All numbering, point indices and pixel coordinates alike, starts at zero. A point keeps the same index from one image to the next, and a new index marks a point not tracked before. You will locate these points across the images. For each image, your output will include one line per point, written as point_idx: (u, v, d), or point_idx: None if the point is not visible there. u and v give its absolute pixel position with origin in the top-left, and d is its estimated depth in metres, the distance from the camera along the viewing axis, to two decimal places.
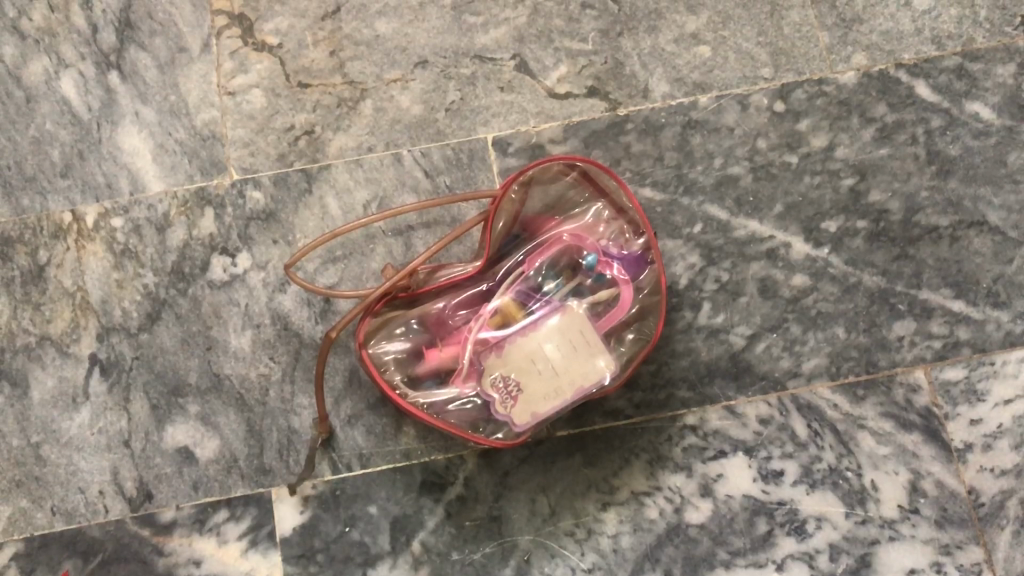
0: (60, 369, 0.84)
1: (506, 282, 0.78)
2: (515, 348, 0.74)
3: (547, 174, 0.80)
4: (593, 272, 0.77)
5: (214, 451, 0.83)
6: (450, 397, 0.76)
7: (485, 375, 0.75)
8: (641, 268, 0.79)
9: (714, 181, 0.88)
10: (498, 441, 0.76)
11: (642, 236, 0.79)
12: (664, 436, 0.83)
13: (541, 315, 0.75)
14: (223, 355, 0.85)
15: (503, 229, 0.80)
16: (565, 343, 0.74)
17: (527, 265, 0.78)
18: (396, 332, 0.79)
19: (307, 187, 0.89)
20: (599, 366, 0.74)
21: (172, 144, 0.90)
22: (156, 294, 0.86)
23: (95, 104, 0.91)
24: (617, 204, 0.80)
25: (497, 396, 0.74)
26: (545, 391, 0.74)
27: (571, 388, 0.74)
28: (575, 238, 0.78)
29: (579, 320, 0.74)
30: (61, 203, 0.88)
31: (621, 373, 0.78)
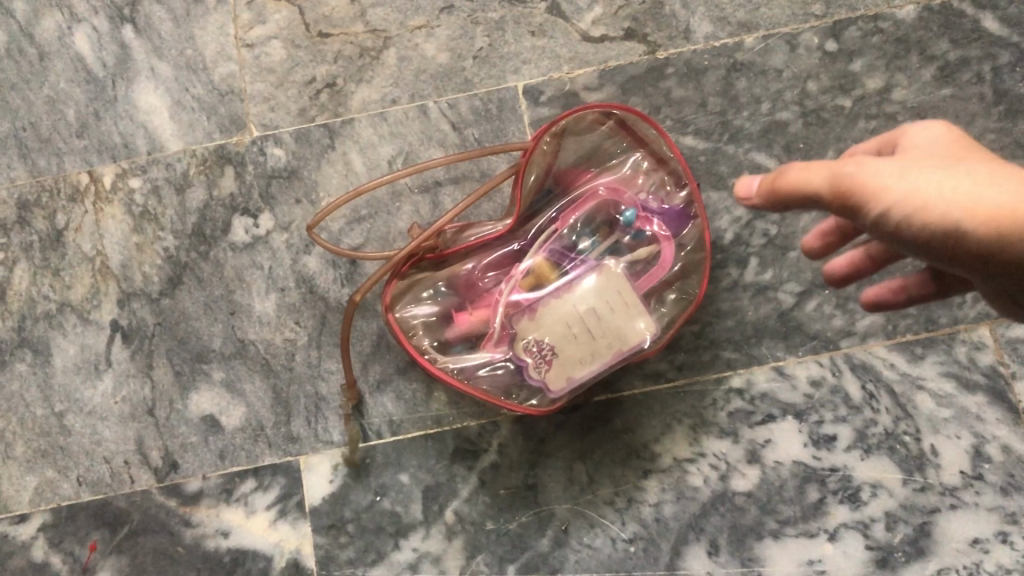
0: (82, 336, 0.82)
1: (539, 241, 0.73)
2: (550, 310, 0.71)
3: (581, 123, 0.74)
4: (632, 229, 0.72)
5: (240, 419, 0.80)
6: (482, 361, 0.73)
7: (518, 338, 0.71)
8: (684, 224, 0.74)
9: (762, 128, 0.83)
10: (533, 409, 0.73)
11: (685, 189, 0.74)
12: (708, 399, 0.79)
13: (575, 275, 0.71)
14: (247, 320, 0.82)
15: (535, 184, 0.76)
16: (604, 305, 0.70)
17: (561, 222, 0.74)
18: (424, 295, 0.74)
19: (329, 143, 0.85)
20: (640, 328, 0.71)
21: (189, 100, 0.86)
22: (177, 258, 0.83)
23: (111, 61, 0.88)
24: (656, 155, 0.75)
25: (531, 360, 0.71)
26: (581, 355, 0.71)
27: (608, 351, 0.71)
28: (611, 193, 0.73)
29: (617, 281, 0.71)
30: (78, 165, 0.86)
31: (663, 337, 0.74)
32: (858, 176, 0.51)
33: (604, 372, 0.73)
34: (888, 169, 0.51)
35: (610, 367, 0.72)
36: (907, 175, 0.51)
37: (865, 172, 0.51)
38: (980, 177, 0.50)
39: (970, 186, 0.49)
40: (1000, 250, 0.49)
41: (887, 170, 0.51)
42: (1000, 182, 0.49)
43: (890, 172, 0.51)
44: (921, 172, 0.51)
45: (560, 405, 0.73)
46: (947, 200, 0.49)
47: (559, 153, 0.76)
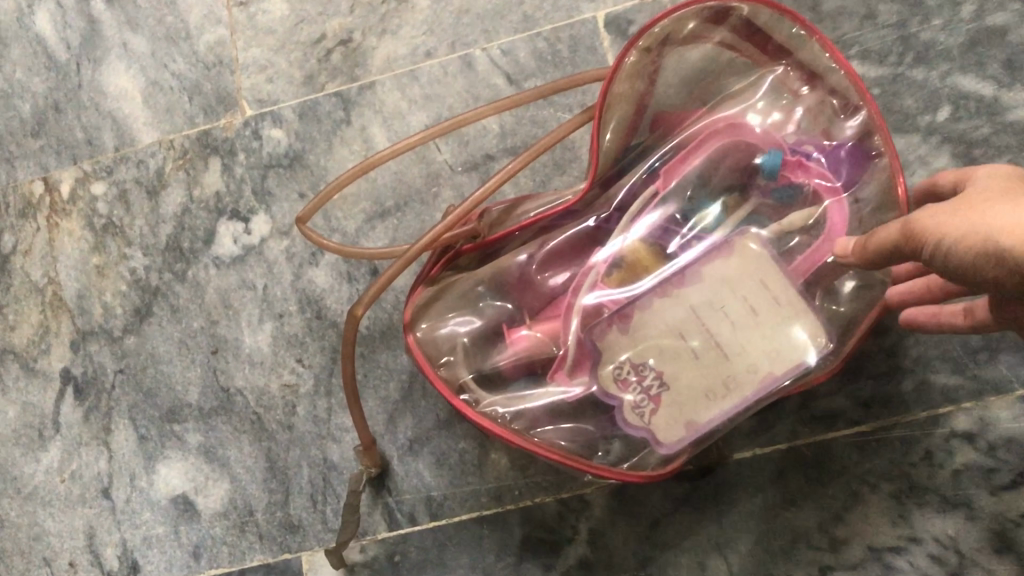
0: (24, 392, 0.61)
1: (632, 210, 0.48)
2: (654, 315, 0.45)
3: (682, 30, 0.49)
4: (775, 181, 0.46)
5: (222, 500, 0.57)
6: (555, 404, 0.47)
7: (603, 363, 0.45)
8: (863, 170, 0.47)
9: (965, 40, 0.55)
10: (636, 472, 0.47)
11: (860, 113, 0.47)
12: (918, 453, 0.50)
13: (692, 259, 0.45)
14: (234, 361, 0.59)
15: (621, 132, 0.50)
16: (743, 304, 0.44)
17: (665, 179, 0.48)
18: (457, 304, 0.49)
19: (344, 117, 0.62)
20: (803, 339, 0.44)
21: (167, 78, 0.66)
22: (147, 282, 0.62)
23: (74, 40, 0.68)
24: (806, 70, 0.48)
25: (627, 399, 0.45)
26: (707, 387, 0.44)
27: (752, 380, 0.44)
28: (735, 130, 0.47)
29: (759, 262, 0.44)
30: (31, 171, 0.66)
31: (840, 349, 0.47)
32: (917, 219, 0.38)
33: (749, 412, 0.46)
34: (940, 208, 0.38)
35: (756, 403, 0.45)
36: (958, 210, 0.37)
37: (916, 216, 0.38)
38: None
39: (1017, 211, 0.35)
40: None
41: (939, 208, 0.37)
42: None
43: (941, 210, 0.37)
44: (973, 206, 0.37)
45: (679, 466, 0.47)
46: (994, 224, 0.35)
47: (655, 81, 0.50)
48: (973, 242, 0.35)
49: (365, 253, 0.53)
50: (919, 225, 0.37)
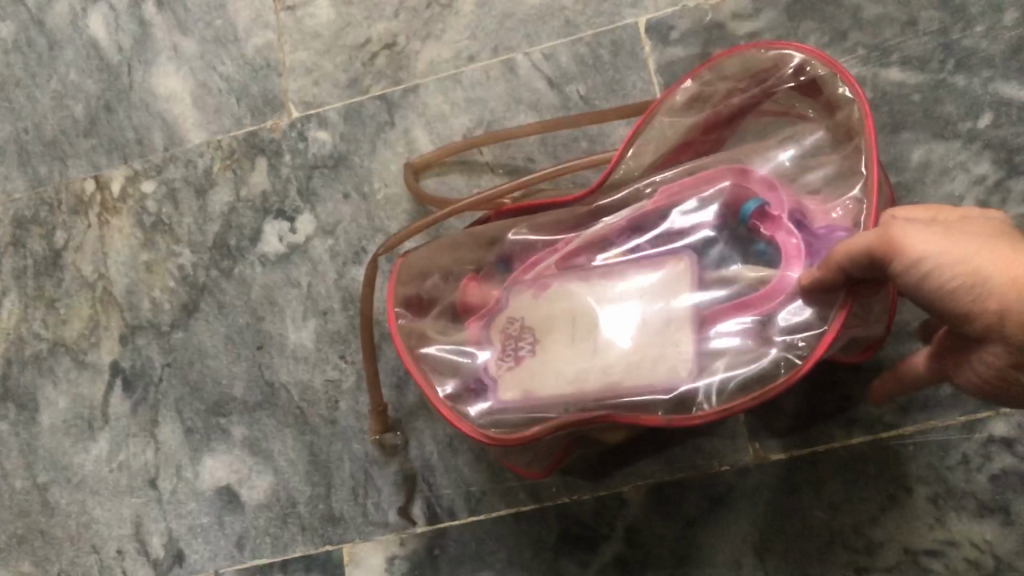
0: (74, 384, 0.63)
1: (622, 214, 0.48)
2: (567, 288, 0.46)
3: (745, 70, 0.49)
4: (751, 229, 0.45)
5: (265, 492, 0.58)
6: (455, 342, 0.48)
7: (519, 327, 0.46)
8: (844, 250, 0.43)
9: (1007, 48, 0.56)
10: (473, 425, 0.46)
11: (859, 182, 0.44)
12: (954, 457, 0.51)
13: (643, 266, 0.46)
14: (279, 357, 0.60)
15: (661, 158, 0.51)
16: (643, 302, 0.45)
17: (658, 198, 0.48)
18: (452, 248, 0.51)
19: (388, 119, 0.64)
20: (668, 352, 0.44)
21: (216, 80, 0.67)
22: (194, 278, 0.63)
23: (128, 44, 0.70)
24: (847, 130, 0.46)
25: (522, 358, 0.46)
26: (591, 370, 0.44)
27: (636, 375, 0.44)
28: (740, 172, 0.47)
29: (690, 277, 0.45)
30: (83, 170, 0.68)
31: (725, 396, 0.44)
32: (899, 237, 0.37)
33: (596, 415, 0.44)
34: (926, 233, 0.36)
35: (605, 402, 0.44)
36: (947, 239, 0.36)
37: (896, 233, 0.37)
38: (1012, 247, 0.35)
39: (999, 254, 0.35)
40: None
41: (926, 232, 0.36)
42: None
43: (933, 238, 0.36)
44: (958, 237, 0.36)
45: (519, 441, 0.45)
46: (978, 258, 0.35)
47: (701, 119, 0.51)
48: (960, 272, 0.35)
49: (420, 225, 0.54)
50: (901, 241, 0.36)
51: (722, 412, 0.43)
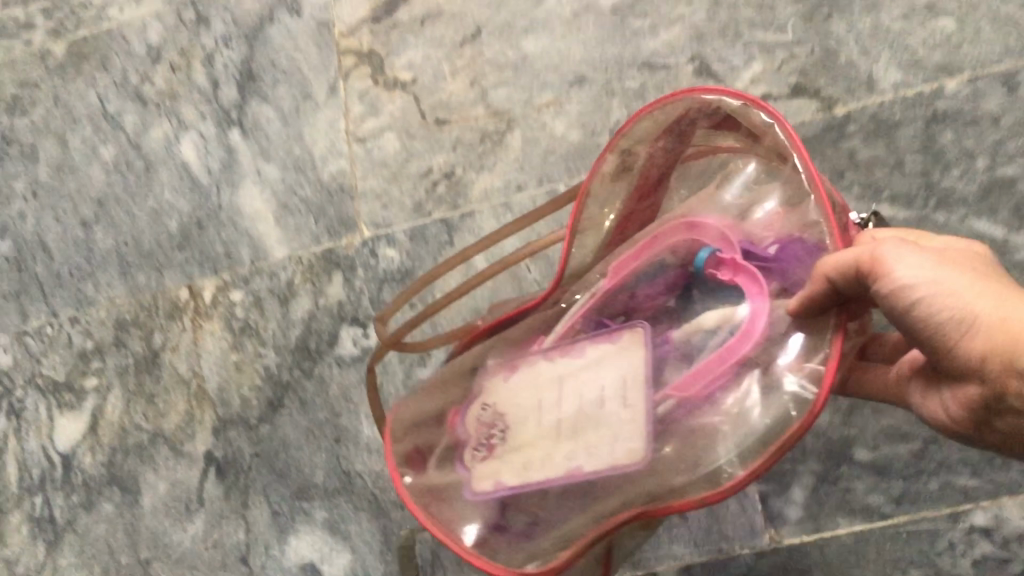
0: (173, 471, 0.72)
1: (572, 314, 0.52)
2: (527, 390, 0.49)
3: (651, 128, 0.53)
4: (712, 277, 0.47)
5: (345, 568, 0.67)
6: (453, 492, 0.49)
7: (487, 427, 0.49)
8: (806, 264, 0.45)
9: (979, 190, 0.66)
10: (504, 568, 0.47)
11: (810, 201, 0.45)
12: (943, 544, 0.59)
13: (603, 335, 0.48)
14: (354, 448, 0.69)
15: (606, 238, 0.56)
16: (587, 386, 0.46)
17: (611, 278, 0.52)
18: (431, 393, 0.56)
19: (447, 239, 0.74)
20: (624, 427, 0.44)
21: (296, 202, 0.78)
22: (279, 377, 0.73)
23: (217, 168, 0.81)
24: (777, 151, 0.47)
25: (490, 448, 0.48)
26: (550, 442, 0.46)
27: (596, 445, 0.45)
28: (694, 227, 0.49)
29: (629, 350, 0.46)
30: (177, 279, 0.78)
31: (745, 451, 0.42)
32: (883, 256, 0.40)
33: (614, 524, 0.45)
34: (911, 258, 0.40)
35: (599, 493, 0.45)
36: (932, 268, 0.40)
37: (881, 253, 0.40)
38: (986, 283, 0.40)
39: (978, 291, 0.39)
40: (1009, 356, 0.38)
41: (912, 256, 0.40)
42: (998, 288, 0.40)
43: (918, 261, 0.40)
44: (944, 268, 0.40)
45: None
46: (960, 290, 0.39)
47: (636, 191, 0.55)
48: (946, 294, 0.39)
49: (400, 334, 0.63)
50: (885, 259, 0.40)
51: (748, 476, 0.42)
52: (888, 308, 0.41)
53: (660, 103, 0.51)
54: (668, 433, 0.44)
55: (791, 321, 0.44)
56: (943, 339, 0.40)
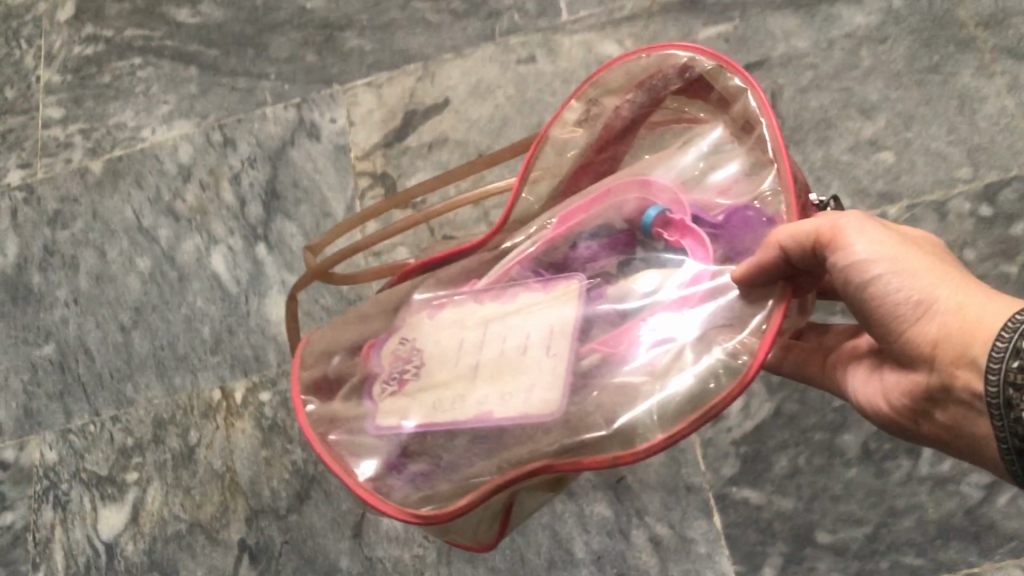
0: (211, 557, 0.80)
1: (510, 260, 0.59)
2: (454, 335, 0.56)
3: (637, 70, 0.62)
4: (658, 236, 0.54)
5: None
6: (359, 424, 0.57)
7: (410, 363, 0.57)
8: (755, 230, 0.52)
9: None
10: (398, 507, 0.54)
11: (771, 169, 0.53)
12: None
13: (547, 284, 0.55)
14: (375, 535, 0.78)
15: (556, 193, 0.63)
16: (510, 336, 0.54)
17: (560, 226, 0.59)
18: (364, 317, 0.64)
19: None
20: (540, 379, 0.51)
21: (319, 310, 0.87)
22: (305, 471, 0.81)
23: (245, 278, 0.90)
24: (746, 126, 0.56)
25: (410, 382, 0.56)
26: (467, 385, 0.54)
27: (506, 385, 0.52)
28: (645, 186, 0.57)
29: (559, 297, 0.54)
30: (210, 381, 0.86)
31: (669, 419, 0.49)
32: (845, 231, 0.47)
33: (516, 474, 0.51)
34: (872, 239, 0.47)
35: (496, 443, 0.52)
36: (890, 250, 0.47)
37: (845, 229, 0.47)
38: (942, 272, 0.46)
39: (931, 277, 0.46)
40: (946, 339, 0.45)
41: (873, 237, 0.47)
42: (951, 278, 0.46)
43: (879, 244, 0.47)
44: (905, 252, 0.47)
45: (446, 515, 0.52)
46: (915, 276, 0.46)
47: (596, 142, 0.63)
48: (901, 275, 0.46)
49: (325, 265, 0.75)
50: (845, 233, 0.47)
51: (664, 438, 0.48)
52: (844, 279, 0.48)
53: (650, 53, 0.61)
54: (589, 384, 0.51)
55: (739, 285, 0.50)
56: (898, 317, 0.47)
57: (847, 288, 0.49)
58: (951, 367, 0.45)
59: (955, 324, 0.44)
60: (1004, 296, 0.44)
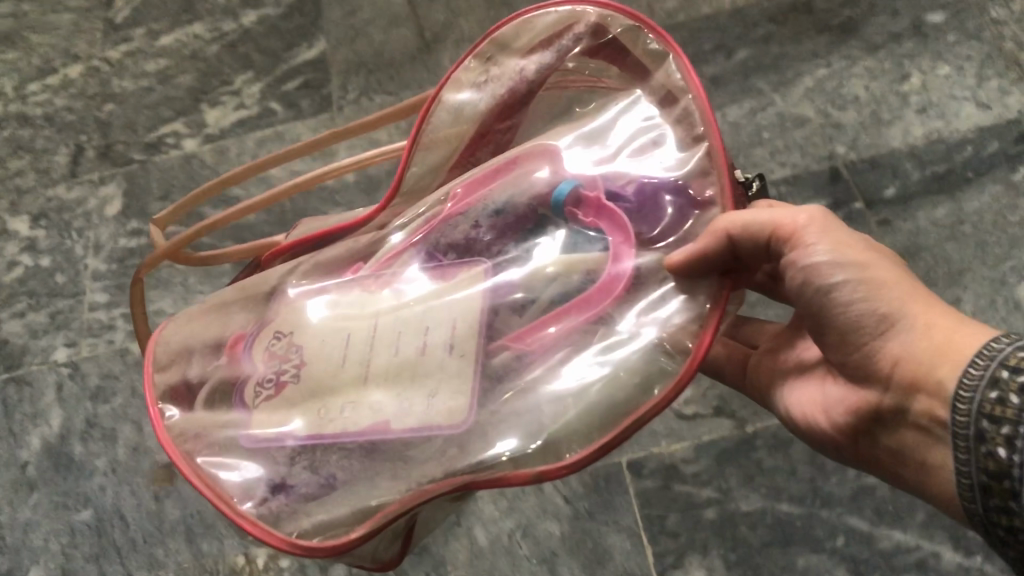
0: None
1: (398, 245, 0.74)
2: (335, 342, 0.69)
3: (543, 26, 0.76)
4: (573, 216, 0.69)
5: None
6: (236, 434, 0.69)
7: (291, 360, 0.70)
8: (660, 207, 0.68)
9: (851, 492, 0.96)
10: (282, 538, 0.65)
11: (703, 147, 0.66)
12: None
13: (454, 267, 0.70)
14: None
15: (448, 165, 0.80)
16: (403, 346, 0.67)
17: (457, 205, 0.74)
18: (231, 304, 0.77)
19: (455, 521, 1.00)
20: (437, 392, 0.64)
21: None
22: None
23: None
24: (668, 95, 0.70)
25: (287, 381, 0.69)
26: (354, 388, 0.67)
27: (397, 391, 0.66)
28: (552, 164, 0.72)
29: (451, 306, 0.67)
30: (235, 548, 0.98)
31: (580, 441, 0.62)
32: (800, 230, 0.63)
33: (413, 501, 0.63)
34: (830, 242, 0.63)
35: (379, 452, 0.65)
36: (854, 258, 0.63)
37: (800, 229, 0.63)
38: (903, 291, 0.62)
39: (895, 294, 0.62)
40: (912, 351, 0.61)
41: (829, 241, 0.63)
42: (914, 298, 0.62)
43: (841, 248, 0.63)
44: (871, 266, 0.63)
45: (343, 543, 0.64)
46: (885, 291, 0.62)
47: (497, 111, 0.78)
48: (868, 287, 0.62)
49: (176, 245, 0.90)
50: (802, 232, 0.63)
51: (589, 456, 0.60)
52: (795, 271, 0.64)
53: (558, 9, 0.75)
54: (500, 377, 0.65)
55: (673, 277, 0.64)
56: (862, 324, 0.62)
57: (799, 282, 0.64)
58: (917, 380, 0.60)
59: (923, 341, 0.60)
60: (964, 324, 0.60)
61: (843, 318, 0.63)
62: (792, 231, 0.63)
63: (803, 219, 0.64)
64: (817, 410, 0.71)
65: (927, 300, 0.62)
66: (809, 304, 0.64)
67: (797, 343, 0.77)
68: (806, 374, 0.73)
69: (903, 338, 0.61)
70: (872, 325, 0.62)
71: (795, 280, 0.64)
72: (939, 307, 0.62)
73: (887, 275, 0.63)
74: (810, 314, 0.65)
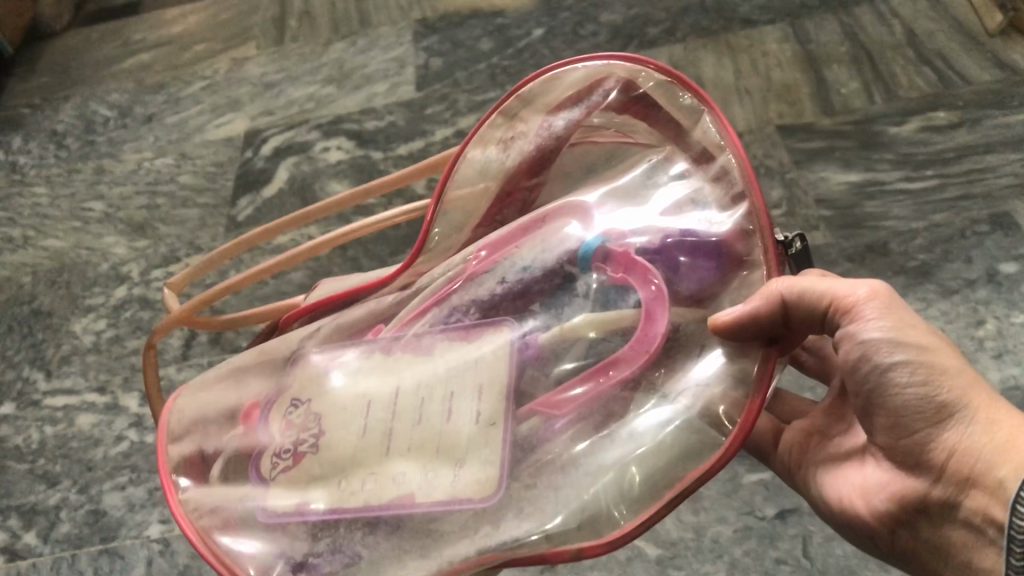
0: None
1: (417, 307, 0.85)
2: (355, 414, 0.79)
3: (570, 82, 0.85)
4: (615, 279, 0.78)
5: None
6: (252, 507, 0.78)
7: (314, 430, 0.80)
8: (700, 266, 0.75)
9: None
10: None
11: (743, 204, 0.72)
12: None
13: (482, 328, 0.81)
14: None
15: (478, 219, 0.90)
16: (428, 418, 0.76)
17: (478, 267, 0.85)
18: (251, 360, 0.88)
19: None
20: (467, 460, 0.73)
21: None
22: None
23: None
24: (704, 151, 0.77)
25: (307, 451, 0.78)
26: (371, 461, 0.76)
27: (420, 465, 0.74)
28: (582, 228, 0.82)
29: (481, 377, 0.77)
30: None
31: (632, 508, 0.68)
32: (861, 307, 0.71)
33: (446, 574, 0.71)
34: (893, 324, 0.70)
35: (401, 525, 0.73)
36: (918, 345, 0.70)
37: (860, 306, 0.71)
38: (965, 382, 0.69)
39: (956, 385, 0.68)
40: (970, 443, 0.67)
41: (889, 322, 0.70)
42: (975, 391, 0.68)
43: (905, 332, 0.70)
44: (935, 354, 0.70)
45: None
46: (947, 382, 0.68)
47: (526, 165, 0.88)
48: (933, 376, 0.69)
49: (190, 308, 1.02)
50: (859, 309, 0.71)
51: (641, 523, 0.67)
52: (850, 343, 0.71)
53: (585, 66, 0.84)
54: (531, 442, 0.74)
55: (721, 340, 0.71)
56: (921, 407, 0.69)
57: (855, 354, 0.71)
58: (973, 471, 0.66)
59: (981, 435, 0.66)
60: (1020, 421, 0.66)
61: (901, 398, 0.69)
62: (852, 307, 0.71)
63: (864, 298, 0.71)
64: (865, 493, 0.77)
65: (987, 395, 0.68)
66: (864, 381, 0.71)
67: (841, 428, 0.84)
68: (854, 456, 0.80)
69: (966, 431, 0.67)
70: (929, 412, 0.69)
71: (853, 354, 0.71)
72: (999, 404, 0.68)
73: (951, 366, 0.69)
74: (864, 391, 0.72)
